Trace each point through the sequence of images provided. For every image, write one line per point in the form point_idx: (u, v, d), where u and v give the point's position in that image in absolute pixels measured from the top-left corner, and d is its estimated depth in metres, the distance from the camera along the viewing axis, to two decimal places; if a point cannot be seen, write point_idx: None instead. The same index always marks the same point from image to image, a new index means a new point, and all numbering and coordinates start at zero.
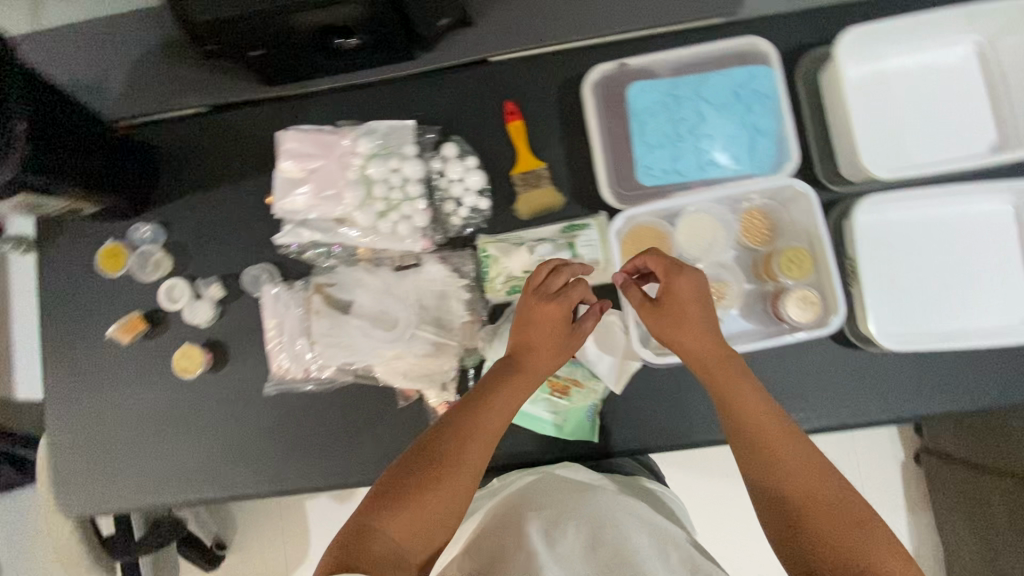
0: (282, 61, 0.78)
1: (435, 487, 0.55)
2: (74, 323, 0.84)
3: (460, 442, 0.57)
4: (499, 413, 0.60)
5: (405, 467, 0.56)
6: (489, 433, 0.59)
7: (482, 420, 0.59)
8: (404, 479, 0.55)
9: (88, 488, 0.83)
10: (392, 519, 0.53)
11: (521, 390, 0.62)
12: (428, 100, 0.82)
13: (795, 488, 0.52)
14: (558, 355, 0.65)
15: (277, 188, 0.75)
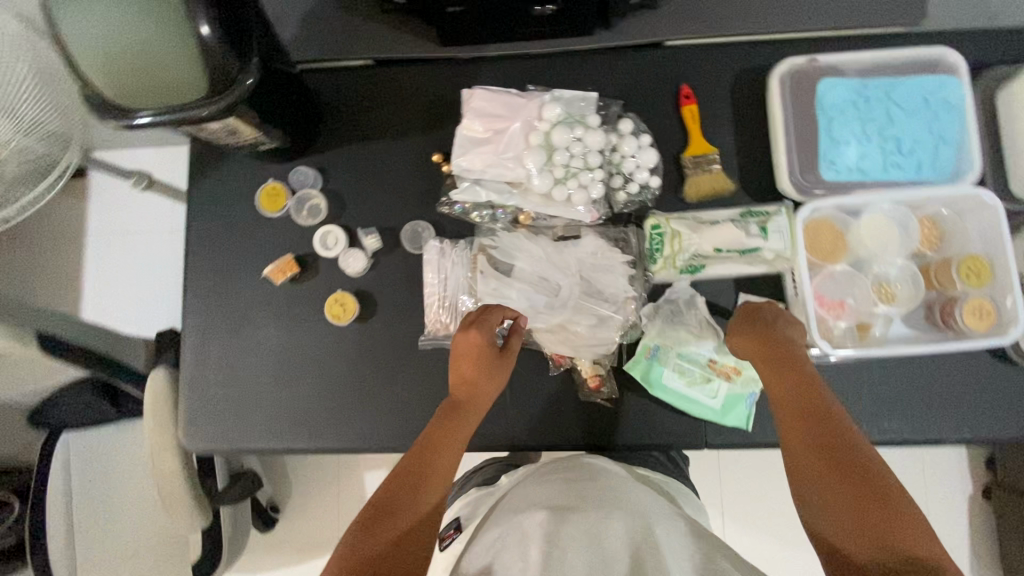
0: (469, 23, 0.78)
1: (421, 495, 0.59)
2: (223, 258, 0.83)
3: (428, 456, 0.61)
4: (453, 426, 0.65)
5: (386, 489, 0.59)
6: (456, 442, 0.64)
7: (440, 436, 0.63)
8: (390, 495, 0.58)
9: (218, 424, 0.81)
10: (382, 535, 0.55)
11: (461, 405, 0.67)
12: (601, 77, 0.82)
13: (831, 490, 0.53)
14: (493, 377, 0.69)
15: (458, 146, 0.75)
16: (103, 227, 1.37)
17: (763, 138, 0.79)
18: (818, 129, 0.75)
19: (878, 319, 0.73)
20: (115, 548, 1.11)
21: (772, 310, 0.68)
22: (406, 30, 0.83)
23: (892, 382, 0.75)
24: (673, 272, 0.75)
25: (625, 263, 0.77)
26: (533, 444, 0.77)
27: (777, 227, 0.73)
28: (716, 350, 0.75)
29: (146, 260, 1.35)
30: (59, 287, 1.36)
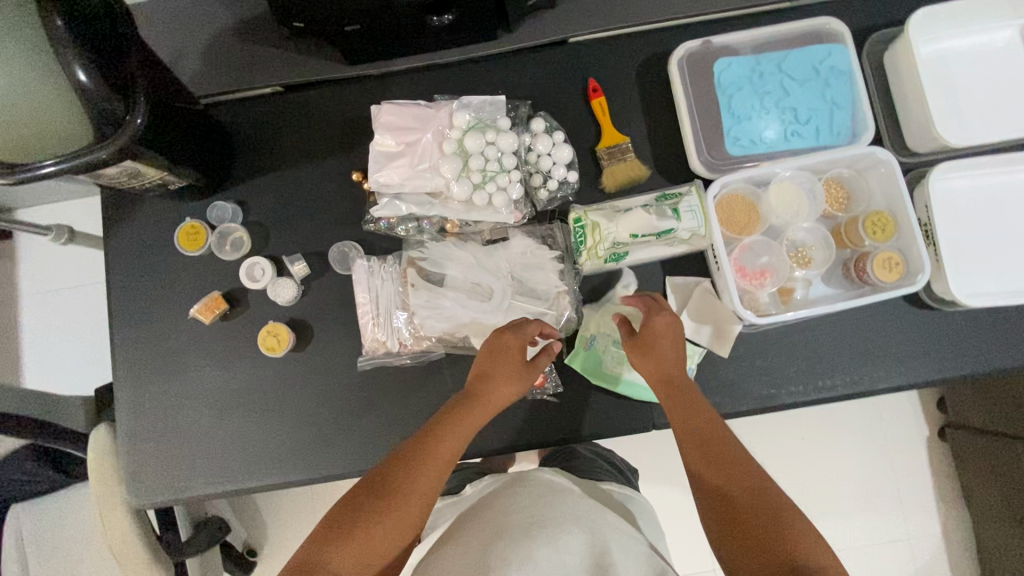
0: (370, 41, 0.78)
1: (389, 514, 0.56)
2: (149, 303, 0.81)
3: (417, 466, 0.59)
4: (459, 436, 0.62)
5: (359, 493, 0.58)
6: (448, 456, 0.61)
7: (442, 444, 0.61)
8: (357, 503, 0.57)
9: (162, 474, 0.79)
10: (349, 540, 0.54)
11: (476, 414, 0.64)
12: (510, 80, 0.84)
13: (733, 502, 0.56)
14: (511, 386, 0.66)
15: (372, 163, 0.75)
16: (33, 289, 1.32)
17: (672, 122, 0.82)
18: (720, 107, 0.78)
19: (799, 283, 0.76)
20: None
21: (662, 317, 0.67)
22: (312, 54, 0.83)
23: (822, 341, 0.77)
24: (598, 262, 0.76)
25: (553, 259, 0.78)
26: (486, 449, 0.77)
27: (688, 205, 0.75)
28: None
29: (73, 318, 1.31)
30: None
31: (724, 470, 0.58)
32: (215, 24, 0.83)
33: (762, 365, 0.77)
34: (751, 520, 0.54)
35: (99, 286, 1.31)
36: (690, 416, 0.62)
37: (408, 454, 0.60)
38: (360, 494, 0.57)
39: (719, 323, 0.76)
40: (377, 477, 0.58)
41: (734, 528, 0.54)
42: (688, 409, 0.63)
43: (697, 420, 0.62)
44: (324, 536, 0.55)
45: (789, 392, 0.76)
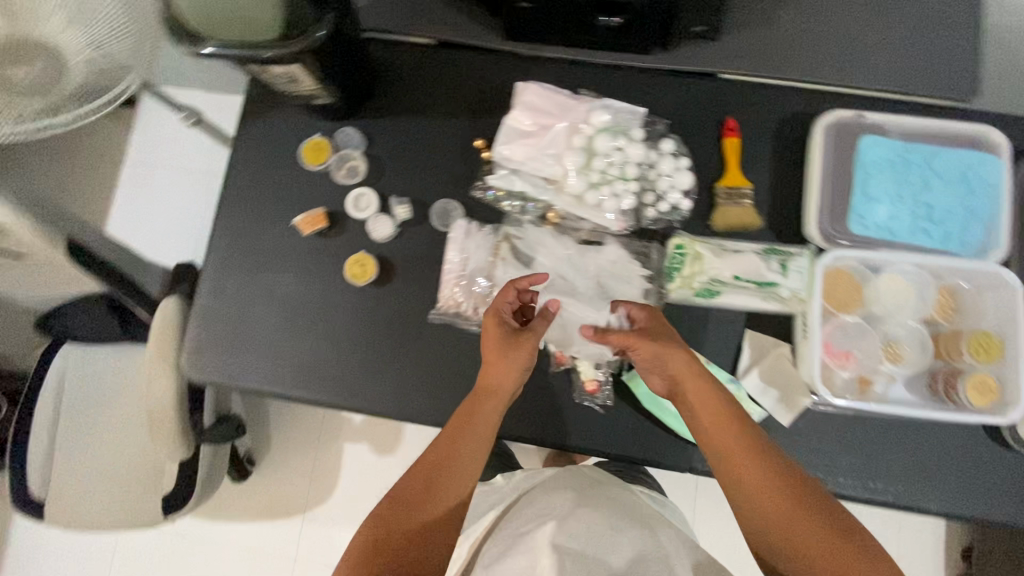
0: (535, 21, 0.81)
1: (431, 513, 0.62)
2: (258, 200, 0.86)
3: (438, 478, 0.64)
4: (474, 437, 0.66)
5: (385, 514, 0.62)
6: (466, 464, 0.65)
7: (457, 449, 0.65)
8: (390, 523, 0.61)
9: (221, 358, 0.83)
10: (402, 536, 0.60)
11: (487, 409, 0.68)
12: (650, 96, 0.85)
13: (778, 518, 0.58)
14: (513, 369, 0.68)
15: (503, 133, 0.77)
16: (137, 158, 1.44)
17: (797, 183, 0.81)
18: (853, 183, 0.77)
19: (882, 377, 0.73)
20: (93, 466, 1.13)
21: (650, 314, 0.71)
22: (474, 18, 0.86)
23: (885, 443, 0.75)
24: (689, 292, 0.76)
25: (642, 277, 0.78)
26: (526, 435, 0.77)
27: (797, 267, 0.75)
28: (716, 378, 0.76)
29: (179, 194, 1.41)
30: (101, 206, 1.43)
31: (748, 474, 0.60)
32: None
33: (817, 446, 0.75)
34: (784, 521, 0.57)
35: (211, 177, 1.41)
36: (712, 417, 0.63)
37: (429, 463, 0.65)
38: (388, 516, 0.61)
39: (786, 391, 0.75)
40: (398, 498, 0.62)
41: (764, 520, 0.58)
42: (702, 411, 0.64)
43: (719, 425, 0.62)
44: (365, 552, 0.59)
45: (835, 481, 0.74)
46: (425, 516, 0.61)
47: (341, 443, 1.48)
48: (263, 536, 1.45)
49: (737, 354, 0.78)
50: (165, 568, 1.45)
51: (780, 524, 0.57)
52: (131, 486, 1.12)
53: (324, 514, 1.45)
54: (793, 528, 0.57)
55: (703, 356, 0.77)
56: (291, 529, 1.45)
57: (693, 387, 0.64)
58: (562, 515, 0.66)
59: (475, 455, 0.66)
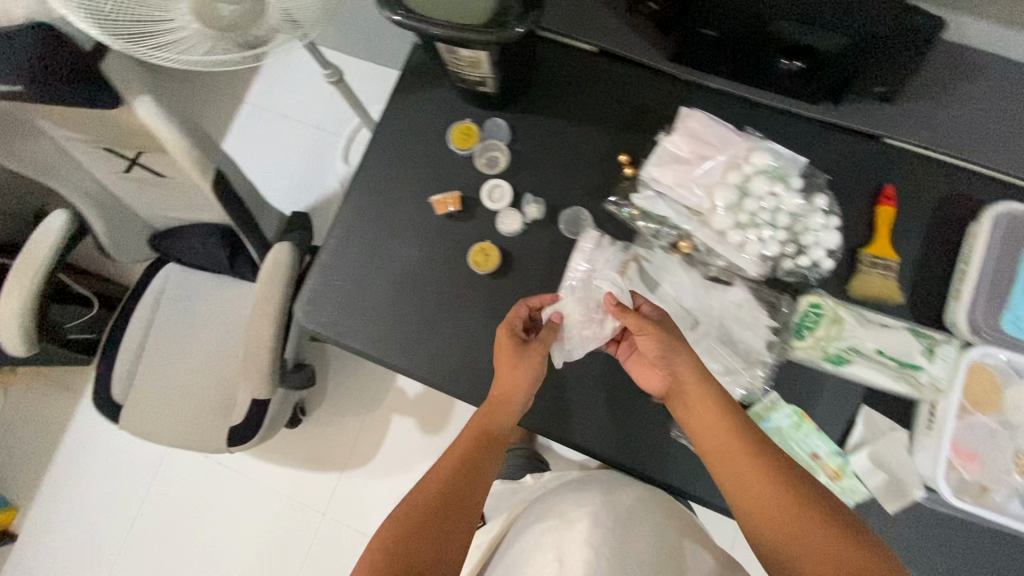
0: (710, 50, 0.80)
1: (446, 515, 0.65)
2: (397, 171, 0.88)
3: (456, 481, 0.68)
4: (491, 440, 0.72)
5: (406, 511, 0.65)
6: (484, 472, 0.70)
7: (477, 452, 0.70)
8: (413, 520, 0.64)
9: (335, 313, 0.86)
10: (417, 534, 0.63)
11: (505, 412, 0.73)
12: (806, 147, 0.83)
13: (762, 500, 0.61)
14: (521, 378, 0.73)
15: (657, 156, 0.77)
16: (297, 114, 1.65)
17: (946, 268, 0.78)
18: (1015, 282, 0.73)
19: (1004, 487, 0.70)
20: (172, 382, 1.18)
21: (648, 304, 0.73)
22: (644, 35, 0.86)
23: (990, 554, 0.71)
24: (817, 354, 0.73)
25: (767, 327, 0.76)
26: (601, 451, 0.82)
27: (943, 355, 0.72)
28: (824, 447, 0.73)
29: (321, 156, 1.63)
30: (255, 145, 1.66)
31: (743, 474, 0.62)
32: None
33: (916, 540, 0.72)
34: (779, 521, 0.59)
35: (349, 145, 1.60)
36: (708, 421, 0.66)
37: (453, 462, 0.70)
38: (410, 515, 0.65)
39: (898, 478, 0.72)
40: (417, 500, 0.66)
41: (758, 517, 0.60)
42: (700, 414, 0.66)
43: (713, 427, 0.65)
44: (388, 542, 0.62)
45: None
46: (446, 514, 0.65)
47: (390, 411, 1.53)
48: (300, 482, 1.51)
49: (847, 428, 0.76)
50: (204, 490, 1.52)
51: (776, 522, 0.59)
52: (202, 409, 1.17)
53: (361, 475, 1.50)
54: (789, 528, 0.58)
55: (813, 421, 0.75)
56: (328, 482, 1.50)
57: (691, 387, 0.67)
58: None
59: (492, 460, 0.71)
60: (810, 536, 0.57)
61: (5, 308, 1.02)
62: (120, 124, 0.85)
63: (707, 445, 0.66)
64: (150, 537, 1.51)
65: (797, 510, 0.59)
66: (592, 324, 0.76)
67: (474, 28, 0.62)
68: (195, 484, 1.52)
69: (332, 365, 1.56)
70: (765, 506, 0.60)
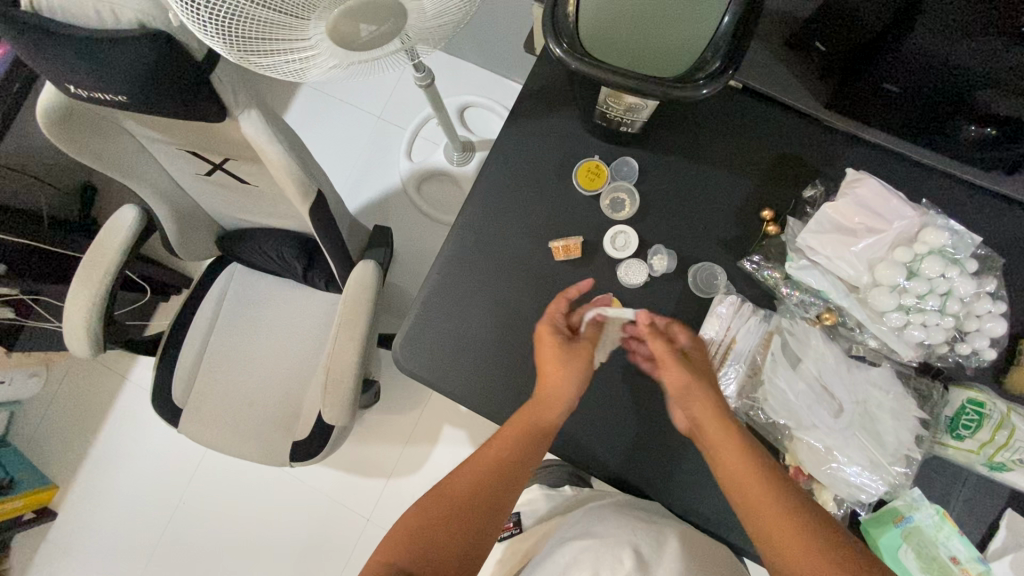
0: (884, 102, 0.71)
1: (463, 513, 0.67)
2: (511, 205, 0.81)
3: (483, 485, 0.69)
4: (526, 448, 0.69)
5: (433, 503, 0.68)
6: (516, 477, 0.70)
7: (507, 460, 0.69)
8: (437, 514, 0.67)
9: (435, 353, 0.80)
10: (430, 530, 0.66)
11: (542, 423, 0.69)
12: (970, 218, 0.75)
13: (774, 525, 0.60)
14: (569, 379, 0.70)
15: (816, 221, 0.70)
16: (370, 109, 1.56)
17: None
18: None
19: None
20: (235, 388, 1.14)
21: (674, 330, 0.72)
22: (799, 76, 0.77)
23: None
24: (975, 459, 0.67)
25: (917, 419, 0.69)
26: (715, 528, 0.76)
27: None
28: (965, 552, 0.68)
29: (386, 160, 1.54)
30: (317, 131, 1.57)
31: (759, 499, 0.62)
32: None
33: None
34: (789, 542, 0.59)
35: (417, 143, 1.52)
36: (726, 452, 0.64)
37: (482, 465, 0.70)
38: (433, 505, 0.68)
39: None
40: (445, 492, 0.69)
41: (771, 538, 0.60)
42: (719, 445, 0.65)
43: (731, 458, 0.64)
44: (409, 533, 0.66)
45: None
46: (467, 513, 0.67)
47: (441, 422, 1.49)
48: (345, 486, 1.48)
49: (988, 532, 0.71)
50: (247, 484, 1.49)
51: (789, 545, 0.59)
52: (264, 419, 1.12)
53: (409, 485, 1.46)
54: (797, 551, 0.59)
55: (954, 522, 0.70)
56: (375, 490, 1.47)
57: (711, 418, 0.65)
58: None
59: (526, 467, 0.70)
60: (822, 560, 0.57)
61: (73, 307, 0.97)
62: (216, 133, 0.78)
63: (725, 472, 0.64)
64: (191, 529, 1.49)
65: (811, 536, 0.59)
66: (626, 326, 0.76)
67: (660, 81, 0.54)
68: (239, 480, 1.50)
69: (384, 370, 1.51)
70: (774, 525, 0.60)
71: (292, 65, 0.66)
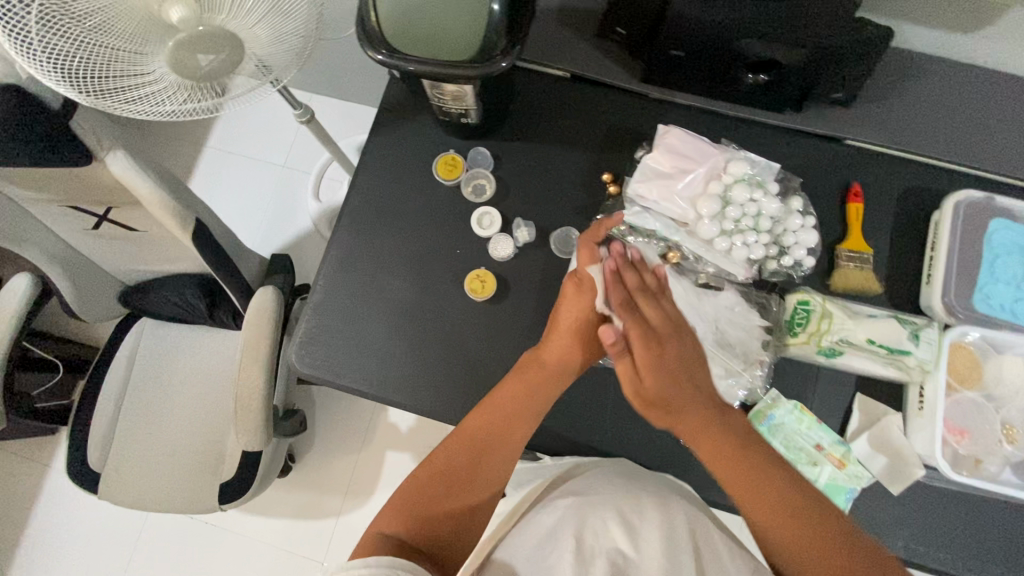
0: (681, 67, 0.83)
1: (471, 479, 0.69)
2: (383, 206, 0.88)
3: (482, 446, 0.71)
4: (506, 412, 0.72)
5: (444, 469, 0.69)
6: (499, 455, 0.71)
7: (491, 434, 0.71)
8: (441, 476, 0.69)
9: (331, 354, 0.84)
10: (443, 501, 0.67)
11: (533, 390, 0.73)
12: (778, 153, 0.87)
13: (789, 527, 0.59)
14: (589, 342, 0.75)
15: (641, 172, 0.80)
16: (265, 160, 1.63)
17: (920, 260, 0.82)
18: (981, 261, 0.77)
19: (993, 457, 0.74)
20: (155, 441, 1.13)
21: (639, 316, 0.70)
22: (614, 59, 0.89)
23: (982, 523, 0.75)
24: (810, 349, 0.76)
25: (761, 327, 0.78)
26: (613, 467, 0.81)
27: (928, 337, 0.73)
28: (826, 438, 0.76)
29: (289, 203, 1.60)
30: (220, 190, 1.62)
31: (761, 485, 0.62)
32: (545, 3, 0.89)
33: (920, 520, 0.75)
34: (767, 509, 0.61)
35: (321, 185, 1.59)
36: (693, 421, 0.66)
37: (469, 444, 0.71)
38: (439, 474, 0.69)
39: (899, 462, 0.75)
40: (438, 461, 0.70)
41: (758, 508, 0.61)
42: (716, 441, 0.65)
43: (728, 452, 0.65)
44: (437, 483, 0.68)
45: (934, 555, 0.74)
46: (465, 485, 0.69)
47: (383, 448, 1.49)
48: (294, 533, 1.44)
49: (845, 417, 0.78)
50: (191, 553, 1.43)
51: (772, 504, 0.61)
52: (189, 465, 1.11)
53: (359, 519, 1.44)
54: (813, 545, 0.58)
55: (812, 414, 0.78)
56: (325, 531, 1.44)
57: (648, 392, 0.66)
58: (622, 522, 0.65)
59: (513, 442, 0.72)
60: (809, 526, 0.59)
61: None
62: (91, 181, 0.83)
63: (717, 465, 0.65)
64: None
65: (798, 512, 0.60)
66: None
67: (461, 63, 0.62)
68: (180, 550, 1.43)
69: (318, 409, 1.51)
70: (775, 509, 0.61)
71: (134, 107, 0.68)
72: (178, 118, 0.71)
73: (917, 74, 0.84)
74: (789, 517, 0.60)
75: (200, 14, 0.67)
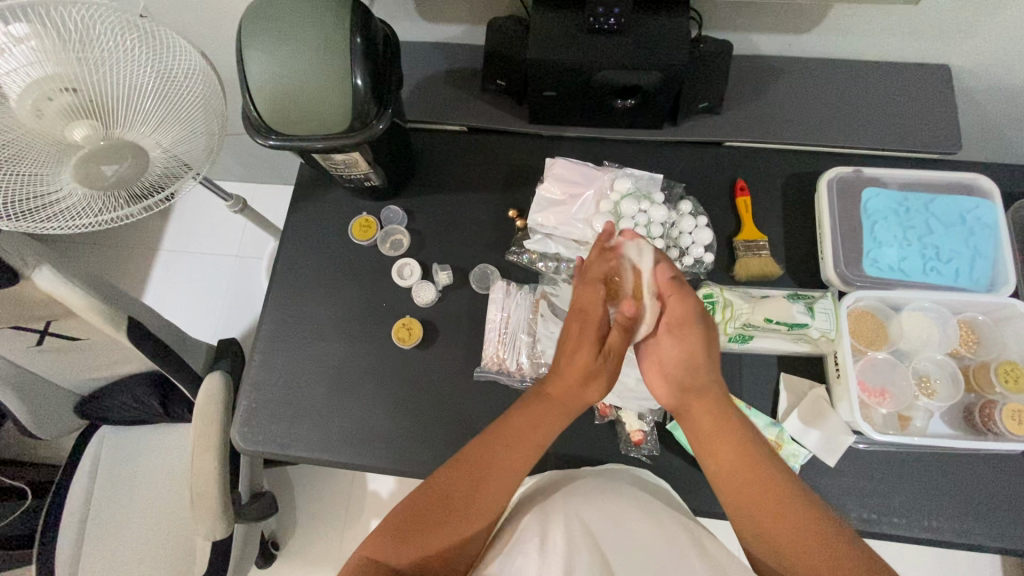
0: (559, 105, 0.89)
1: (464, 513, 0.60)
2: (309, 276, 0.93)
3: (484, 473, 0.62)
4: (508, 443, 0.64)
5: (441, 490, 0.61)
6: (501, 482, 0.63)
7: (493, 462, 0.63)
8: (434, 506, 0.60)
9: (273, 424, 0.85)
10: (433, 536, 0.59)
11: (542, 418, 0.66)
12: (667, 164, 0.93)
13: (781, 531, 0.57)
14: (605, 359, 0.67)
15: (538, 203, 0.88)
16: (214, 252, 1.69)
17: (813, 239, 0.87)
18: (862, 230, 0.84)
19: (918, 411, 0.76)
20: (123, 548, 1.11)
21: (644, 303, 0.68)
22: (502, 106, 0.96)
23: (926, 477, 0.75)
24: (722, 337, 0.80)
25: None
26: None
27: (822, 308, 0.78)
28: (758, 422, 0.78)
29: (242, 289, 1.65)
30: (175, 288, 1.66)
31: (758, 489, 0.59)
32: (432, 70, 0.97)
33: (865, 485, 0.76)
34: (744, 477, 0.60)
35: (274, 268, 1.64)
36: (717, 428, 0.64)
37: (470, 470, 0.62)
38: (435, 501, 0.61)
39: (828, 430, 0.76)
40: (432, 489, 0.61)
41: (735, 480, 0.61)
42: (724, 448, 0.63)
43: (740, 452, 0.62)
44: (431, 509, 0.60)
45: (888, 519, 0.74)
46: (458, 517, 0.60)
47: (366, 520, 1.46)
48: None
49: (775, 398, 0.80)
50: None
51: (743, 487, 0.60)
52: (159, 568, 1.08)
53: None
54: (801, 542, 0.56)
55: (741, 400, 0.79)
56: None
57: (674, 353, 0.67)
58: (572, 512, 0.60)
59: (507, 470, 0.63)
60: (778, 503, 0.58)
61: None
62: (25, 298, 0.86)
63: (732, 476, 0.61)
64: None
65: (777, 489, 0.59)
66: (512, 338, 0.85)
67: (341, 135, 0.70)
68: None
69: (297, 489, 1.49)
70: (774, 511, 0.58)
71: (51, 226, 0.73)
72: (94, 229, 0.76)
73: (774, 73, 0.91)
74: (747, 477, 0.60)
75: (101, 131, 0.74)
